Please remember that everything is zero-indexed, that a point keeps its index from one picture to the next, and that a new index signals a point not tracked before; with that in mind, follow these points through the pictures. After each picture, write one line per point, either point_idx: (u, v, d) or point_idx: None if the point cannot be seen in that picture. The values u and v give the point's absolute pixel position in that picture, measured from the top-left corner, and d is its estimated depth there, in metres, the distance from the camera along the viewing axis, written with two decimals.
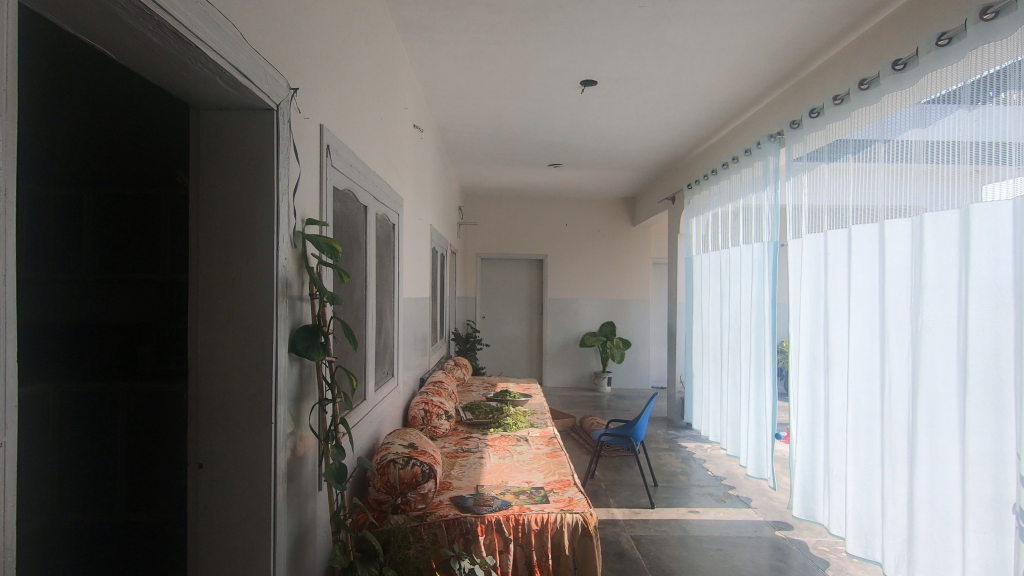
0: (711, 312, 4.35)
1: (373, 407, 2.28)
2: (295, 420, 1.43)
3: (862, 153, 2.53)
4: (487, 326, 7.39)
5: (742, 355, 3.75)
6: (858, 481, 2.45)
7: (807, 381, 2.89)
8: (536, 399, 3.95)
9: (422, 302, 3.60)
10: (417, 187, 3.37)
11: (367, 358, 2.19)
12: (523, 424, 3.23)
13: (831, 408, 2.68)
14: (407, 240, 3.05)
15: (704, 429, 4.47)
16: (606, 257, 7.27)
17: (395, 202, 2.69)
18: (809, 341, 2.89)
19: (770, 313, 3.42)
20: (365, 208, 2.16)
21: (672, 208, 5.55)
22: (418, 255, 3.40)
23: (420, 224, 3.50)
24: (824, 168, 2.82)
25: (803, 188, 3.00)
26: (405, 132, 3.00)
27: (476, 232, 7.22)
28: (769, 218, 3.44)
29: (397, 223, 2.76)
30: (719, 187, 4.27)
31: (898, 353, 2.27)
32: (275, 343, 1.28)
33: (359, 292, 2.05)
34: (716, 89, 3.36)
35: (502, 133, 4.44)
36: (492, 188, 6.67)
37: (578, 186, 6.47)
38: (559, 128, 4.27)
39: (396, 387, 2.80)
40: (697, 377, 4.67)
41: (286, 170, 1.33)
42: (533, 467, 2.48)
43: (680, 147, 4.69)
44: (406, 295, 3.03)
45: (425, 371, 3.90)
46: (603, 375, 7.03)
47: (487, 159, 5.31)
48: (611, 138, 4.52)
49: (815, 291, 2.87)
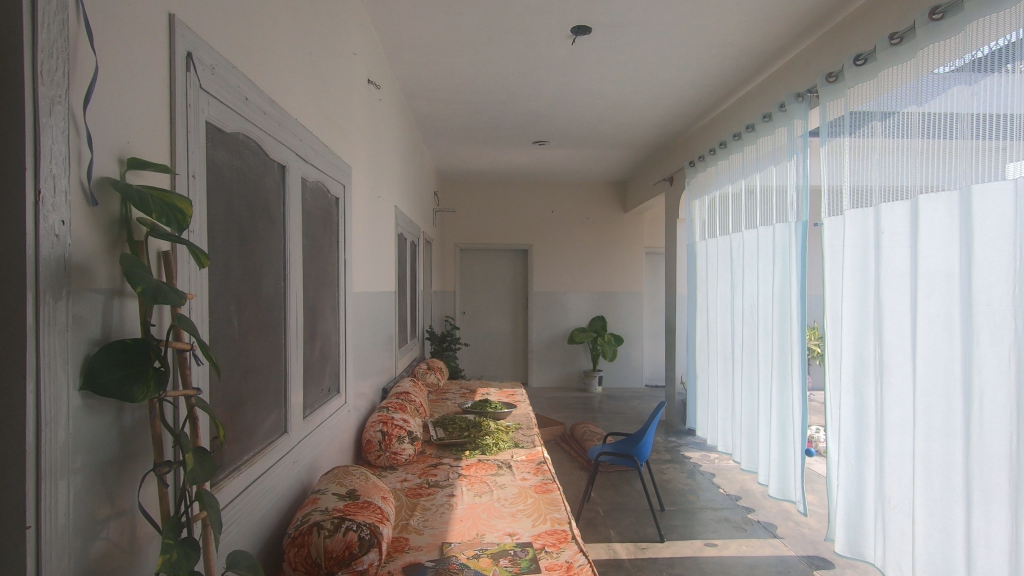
0: (721, 305, 3.81)
1: (302, 440, 1.69)
2: (113, 499, 0.84)
3: (932, 105, 1.98)
4: (467, 322, 6.82)
5: (761, 355, 3.22)
6: (933, 517, 1.97)
7: (852, 390, 2.38)
8: (522, 409, 3.39)
9: (384, 297, 3.01)
10: (375, 159, 2.78)
11: (290, 375, 1.59)
12: (505, 444, 2.66)
13: (886, 425, 2.18)
14: (360, 222, 2.47)
15: (711, 438, 3.95)
16: (596, 247, 6.73)
17: (338, 170, 2.10)
18: (854, 342, 2.37)
19: (798, 304, 2.88)
20: (282, 167, 1.56)
21: (669, 190, 5.01)
22: (377, 244, 2.81)
23: (380, 205, 2.90)
24: (872, 128, 2.27)
25: (841, 155, 2.44)
26: (356, 84, 2.40)
27: (454, 220, 6.63)
28: (797, 193, 2.88)
29: (342, 197, 2.16)
30: (727, 162, 3.70)
31: (993, 359, 1.75)
32: (34, 378, 0.69)
33: (268, 287, 1.45)
34: (732, 39, 2.80)
35: (480, 101, 3.86)
36: (471, 170, 6.08)
37: (565, 168, 5.91)
38: (545, 93, 3.70)
39: (343, 406, 2.21)
40: (703, 378, 4.14)
41: (61, 63, 0.72)
42: (518, 511, 1.91)
43: (682, 119, 4.14)
44: (358, 291, 2.43)
45: (391, 378, 3.32)
46: (594, 374, 6.50)
47: (463, 136, 4.72)
48: (603, 107, 3.95)
49: (862, 280, 2.34)
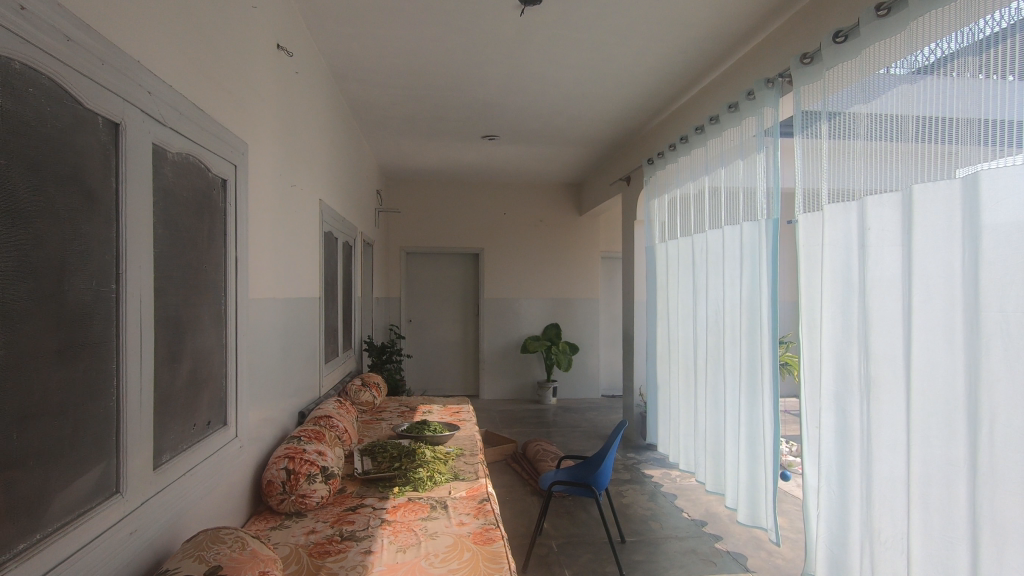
0: (683, 312, 3.54)
1: (152, 498, 1.25)
2: None
3: (927, 84, 1.74)
4: (413, 330, 6.38)
5: (728, 367, 2.96)
6: (931, 557, 1.71)
7: (834, 407, 2.12)
8: (466, 430, 3.00)
9: (302, 304, 2.57)
10: (288, 140, 2.34)
11: (127, 413, 1.15)
12: (442, 476, 2.26)
13: (874, 448, 1.92)
14: (263, 214, 2.03)
15: (674, 454, 3.67)
16: (550, 251, 6.42)
17: (225, 144, 1.67)
18: (836, 352, 2.11)
19: (768, 311, 2.62)
20: (116, 125, 1.13)
21: (626, 190, 4.76)
22: (291, 242, 2.38)
23: (296, 197, 2.46)
24: (854, 114, 2.03)
25: (820, 144, 2.19)
26: (258, 45, 1.97)
27: (399, 221, 6.19)
28: (766, 189, 2.63)
29: (230, 180, 1.72)
30: (688, 159, 3.45)
31: (1005, 377, 1.49)
32: None
33: (79, 290, 1.01)
34: (698, 16, 2.52)
35: (421, 86, 3.48)
36: (417, 168, 5.67)
37: (517, 167, 5.58)
38: (493, 79, 3.35)
39: (234, 441, 1.76)
40: (664, 390, 3.86)
41: None
42: (451, 572, 1.52)
43: (639, 112, 3.88)
44: (261, 297, 2.00)
45: (314, 399, 2.86)
46: (548, 385, 6.17)
47: (405, 128, 4.32)
48: (556, 98, 3.64)
49: (844, 284, 2.09)
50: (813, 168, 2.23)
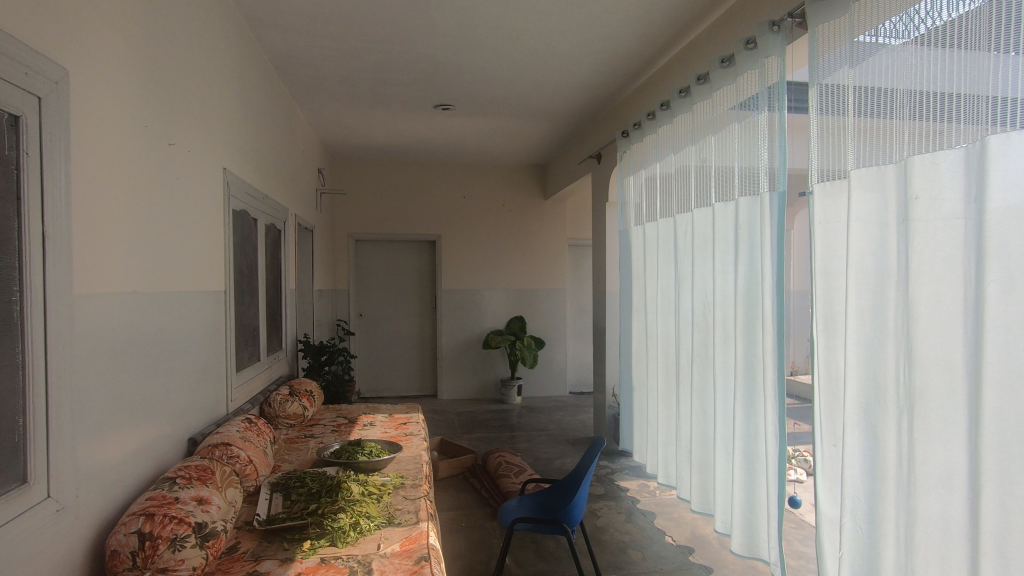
0: (664, 304, 3.11)
1: None
2: None
3: (996, 27, 1.33)
4: (364, 326, 5.79)
5: (720, 369, 2.53)
6: None
7: (860, 423, 1.70)
8: (411, 450, 2.49)
9: (191, 299, 2.01)
10: (162, 82, 1.76)
11: None
12: (371, 520, 1.74)
13: (918, 476, 1.51)
14: (109, 178, 1.45)
15: (651, 465, 3.24)
16: (513, 238, 5.93)
17: (14, 62, 1.10)
18: (863, 356, 1.70)
19: (770, 304, 2.20)
20: None
21: (597, 169, 4.30)
22: (167, 219, 1.80)
23: (178, 160, 1.88)
24: (891, 71, 1.62)
25: (843, 113, 1.76)
26: None
27: (346, 204, 5.58)
28: (769, 167, 2.19)
29: (26, 116, 1.15)
30: (670, 127, 3.00)
31: None
32: None
33: None
34: None
35: (357, 39, 2.92)
36: (365, 145, 5.08)
37: (477, 144, 5.05)
38: (442, 29, 2.82)
39: (50, 502, 1.21)
40: (641, 392, 3.43)
41: None
42: None
43: (613, 76, 3.41)
44: (103, 295, 1.43)
45: (219, 417, 2.30)
46: (513, 384, 5.65)
47: (344, 93, 3.74)
48: (517, 56, 3.13)
49: (878, 270, 1.67)
50: (833, 146, 1.80)
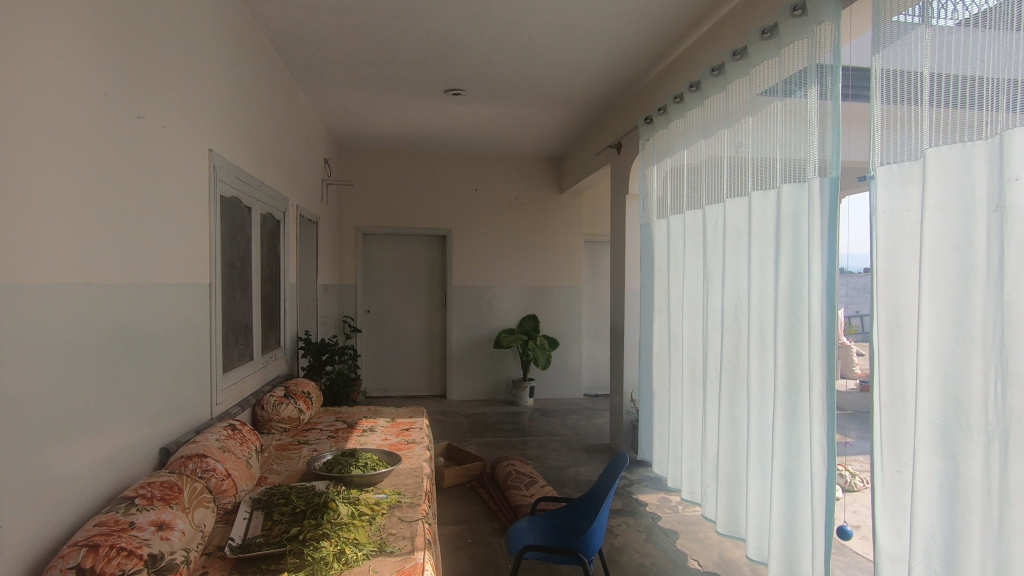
0: (691, 304, 2.85)
1: None
2: None
3: None
4: (371, 323, 5.59)
5: (756, 378, 2.27)
6: None
7: (936, 449, 1.44)
8: (412, 462, 2.26)
9: (165, 292, 1.80)
10: (126, 47, 1.55)
11: None
12: (358, 548, 1.51)
13: (1014, 517, 1.25)
14: (52, 150, 1.24)
15: (673, 478, 2.98)
16: (526, 233, 5.68)
17: None
18: (941, 369, 1.44)
19: (819, 306, 1.94)
20: None
21: (616, 159, 4.04)
22: (133, 203, 1.59)
23: (149, 137, 1.68)
24: (978, 29, 1.35)
25: (917, 82, 1.49)
26: None
27: (354, 197, 5.39)
28: (818, 155, 1.94)
29: None
30: (700, 110, 2.73)
31: None
32: None
33: None
34: None
35: (360, 14, 2.70)
36: (373, 134, 4.88)
37: (489, 134, 4.81)
38: (451, 3, 2.59)
39: None
40: (663, 399, 3.17)
41: None
42: None
43: (637, 57, 3.15)
44: (42, 288, 1.21)
45: (201, 422, 2.10)
46: (524, 385, 5.42)
47: (349, 77, 3.53)
48: (532, 35, 2.90)
49: (961, 266, 1.40)
50: (902, 123, 1.53)
